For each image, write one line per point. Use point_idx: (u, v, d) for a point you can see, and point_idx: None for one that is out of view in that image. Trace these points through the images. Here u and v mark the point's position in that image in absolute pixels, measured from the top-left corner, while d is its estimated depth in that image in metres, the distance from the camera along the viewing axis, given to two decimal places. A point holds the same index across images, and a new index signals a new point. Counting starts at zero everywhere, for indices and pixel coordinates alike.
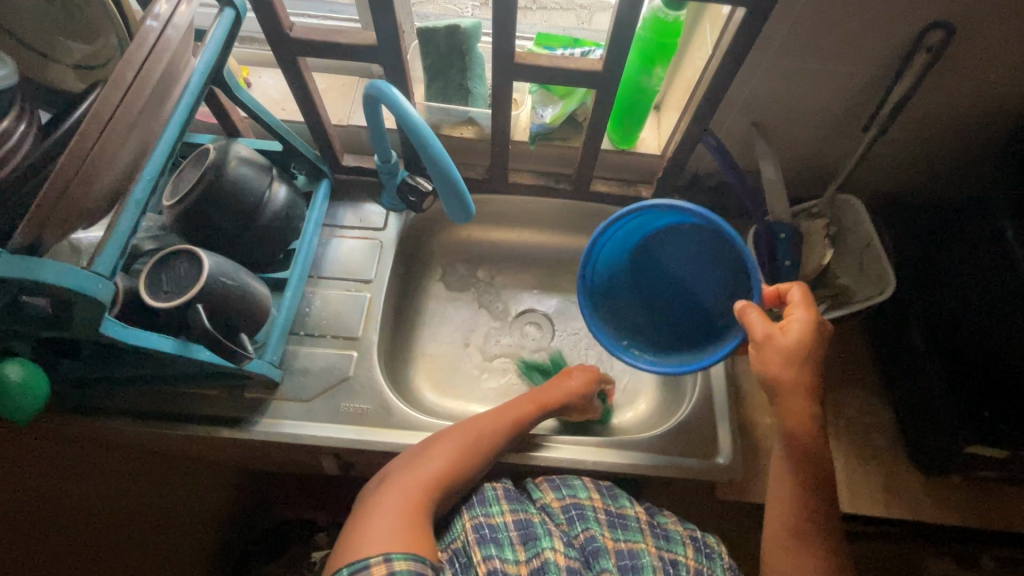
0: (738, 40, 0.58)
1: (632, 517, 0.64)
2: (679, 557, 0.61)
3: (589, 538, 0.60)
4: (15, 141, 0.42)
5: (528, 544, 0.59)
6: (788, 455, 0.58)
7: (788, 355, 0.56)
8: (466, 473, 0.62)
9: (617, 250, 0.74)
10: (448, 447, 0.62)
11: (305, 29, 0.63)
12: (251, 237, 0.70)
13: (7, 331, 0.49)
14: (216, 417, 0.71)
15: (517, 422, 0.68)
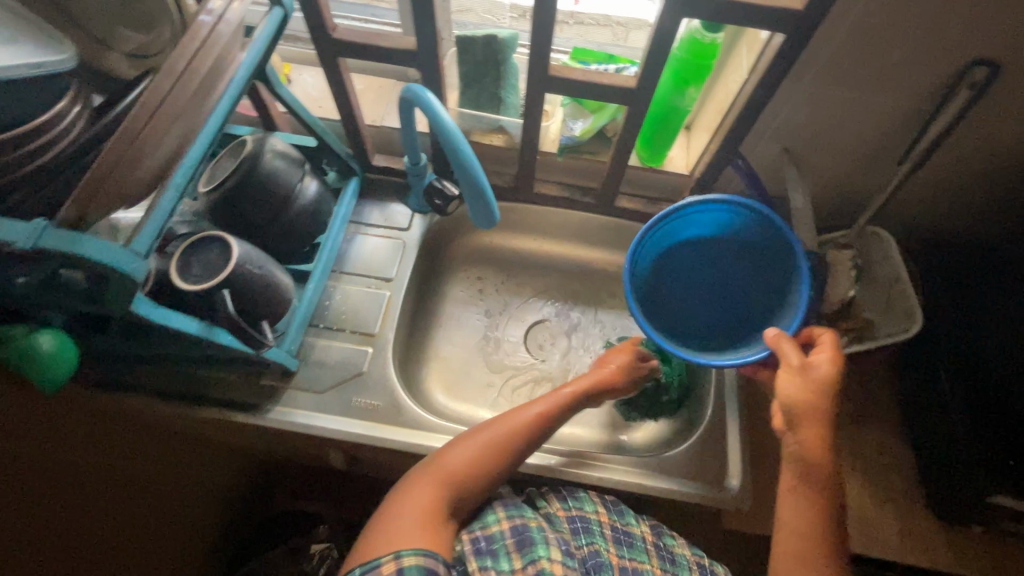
0: (775, 64, 0.58)
1: (638, 535, 0.65)
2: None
3: (593, 552, 0.60)
4: (68, 123, 0.44)
5: (524, 551, 0.56)
6: (798, 485, 0.55)
7: (818, 384, 0.55)
8: (492, 469, 0.60)
9: (682, 223, 0.75)
10: (477, 437, 0.61)
11: (347, 30, 0.65)
12: (280, 228, 0.72)
13: (43, 302, 0.50)
14: (232, 401, 0.73)
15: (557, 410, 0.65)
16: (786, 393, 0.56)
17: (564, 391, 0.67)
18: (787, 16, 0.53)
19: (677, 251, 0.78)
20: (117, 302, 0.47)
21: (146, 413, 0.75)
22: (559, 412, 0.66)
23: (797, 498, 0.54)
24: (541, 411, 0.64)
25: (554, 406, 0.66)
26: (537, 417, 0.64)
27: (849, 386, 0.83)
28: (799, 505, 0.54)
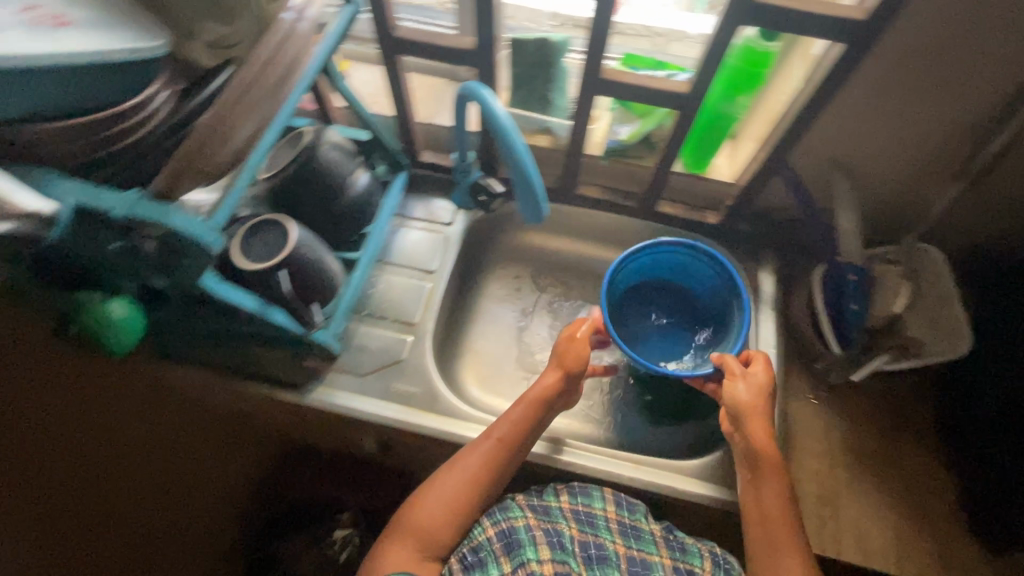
0: (831, 74, 0.59)
1: (646, 529, 0.67)
2: (695, 568, 0.63)
3: (598, 544, 0.63)
4: (160, 105, 0.48)
5: (512, 554, 0.61)
6: (753, 477, 0.62)
7: (756, 387, 0.64)
8: (463, 506, 0.62)
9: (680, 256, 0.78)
10: (439, 489, 0.63)
11: (409, 29, 0.68)
12: (332, 215, 0.75)
13: (118, 271, 0.54)
14: (278, 378, 0.76)
15: (513, 444, 0.66)
16: (737, 396, 0.64)
17: (518, 408, 0.67)
18: (849, 25, 0.53)
19: (656, 284, 0.82)
20: (189, 276, 0.50)
21: (195, 379, 0.80)
22: (514, 435, 0.66)
23: (756, 507, 0.61)
24: (492, 439, 0.65)
25: (510, 430, 0.66)
26: (489, 444, 0.65)
27: (889, 405, 0.82)
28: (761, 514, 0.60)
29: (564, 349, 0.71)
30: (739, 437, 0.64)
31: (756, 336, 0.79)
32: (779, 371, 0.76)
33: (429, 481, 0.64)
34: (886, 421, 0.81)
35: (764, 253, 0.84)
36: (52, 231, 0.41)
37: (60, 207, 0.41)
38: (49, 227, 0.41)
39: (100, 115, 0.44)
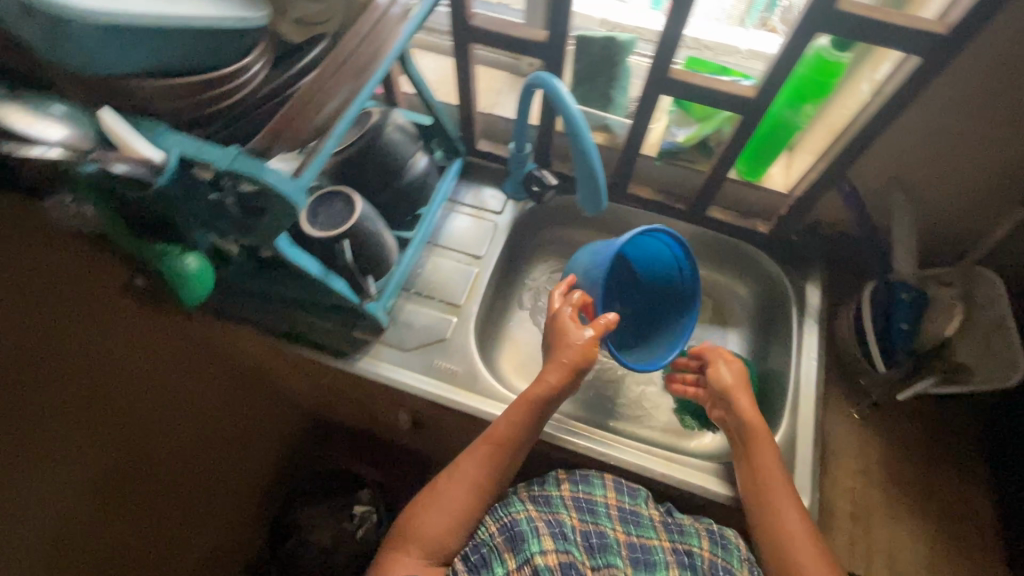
0: (904, 87, 0.58)
1: (646, 515, 0.69)
2: (694, 548, 0.66)
3: (598, 532, 0.66)
4: (258, 72, 0.51)
5: (516, 549, 0.62)
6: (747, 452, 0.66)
7: (731, 367, 0.72)
8: (464, 513, 0.64)
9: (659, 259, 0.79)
10: (441, 503, 0.64)
11: (484, 19, 0.70)
12: (391, 193, 0.78)
13: (197, 225, 0.57)
14: (324, 344, 0.79)
15: (507, 453, 0.66)
16: (721, 377, 0.71)
17: (516, 410, 0.67)
18: (927, 38, 0.53)
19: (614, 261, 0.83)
20: (266, 234, 0.53)
21: (242, 340, 0.83)
22: (510, 438, 0.66)
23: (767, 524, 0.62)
24: (487, 442, 0.66)
25: (505, 432, 0.66)
26: (484, 448, 0.66)
27: (931, 431, 0.81)
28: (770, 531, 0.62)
29: (569, 348, 0.67)
30: (728, 418, 0.70)
31: (800, 347, 0.78)
32: (821, 384, 0.76)
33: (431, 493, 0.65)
34: (927, 446, 0.80)
35: (814, 266, 0.84)
36: (160, 176, 0.44)
37: (168, 156, 0.45)
38: (158, 174, 0.44)
39: (199, 77, 0.47)
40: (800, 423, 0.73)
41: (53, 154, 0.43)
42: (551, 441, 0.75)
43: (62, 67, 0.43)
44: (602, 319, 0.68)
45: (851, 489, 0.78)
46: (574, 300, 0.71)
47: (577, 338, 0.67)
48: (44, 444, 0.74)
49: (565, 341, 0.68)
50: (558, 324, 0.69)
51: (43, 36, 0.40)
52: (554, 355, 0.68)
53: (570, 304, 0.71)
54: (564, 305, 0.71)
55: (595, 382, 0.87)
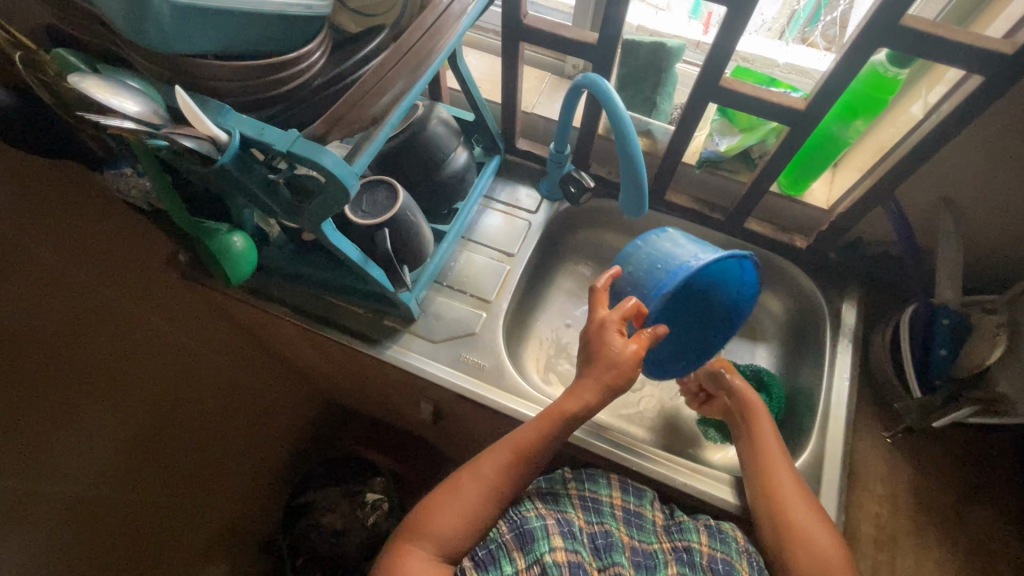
0: (963, 107, 0.57)
1: (649, 517, 0.70)
2: (693, 543, 0.67)
3: (604, 531, 0.67)
4: (319, 60, 0.53)
5: (525, 549, 0.64)
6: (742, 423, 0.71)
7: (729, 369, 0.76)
8: (478, 516, 0.63)
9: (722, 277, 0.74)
10: (457, 504, 0.63)
11: (536, 18, 0.71)
12: (431, 186, 0.79)
13: (245, 203, 0.58)
14: (355, 330, 0.80)
15: (529, 461, 0.65)
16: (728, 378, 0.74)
17: (546, 421, 0.65)
18: (992, 58, 0.52)
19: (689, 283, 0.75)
20: (315, 218, 0.54)
21: (274, 321, 0.85)
22: (535, 449, 0.65)
23: (784, 544, 0.62)
24: (512, 449, 0.65)
25: (532, 442, 0.65)
26: (509, 455, 0.65)
27: (965, 462, 0.78)
28: (788, 549, 0.62)
29: (613, 364, 0.63)
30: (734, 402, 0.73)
31: (833, 366, 0.77)
32: (853, 405, 0.75)
33: (447, 490, 0.65)
34: (959, 477, 0.78)
35: (851, 285, 0.83)
36: (224, 155, 0.46)
37: (231, 136, 0.47)
38: (221, 152, 0.46)
39: (264, 61, 0.48)
40: (828, 442, 0.72)
41: (131, 126, 0.42)
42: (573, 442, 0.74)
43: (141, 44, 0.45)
44: (648, 333, 0.64)
45: (877, 515, 0.77)
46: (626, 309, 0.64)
47: (621, 354, 0.63)
48: (72, 420, 0.75)
49: (608, 354, 0.63)
50: (601, 335, 0.64)
51: (124, 15, 0.42)
52: (594, 367, 0.64)
53: (619, 313, 0.64)
54: (612, 313, 0.65)
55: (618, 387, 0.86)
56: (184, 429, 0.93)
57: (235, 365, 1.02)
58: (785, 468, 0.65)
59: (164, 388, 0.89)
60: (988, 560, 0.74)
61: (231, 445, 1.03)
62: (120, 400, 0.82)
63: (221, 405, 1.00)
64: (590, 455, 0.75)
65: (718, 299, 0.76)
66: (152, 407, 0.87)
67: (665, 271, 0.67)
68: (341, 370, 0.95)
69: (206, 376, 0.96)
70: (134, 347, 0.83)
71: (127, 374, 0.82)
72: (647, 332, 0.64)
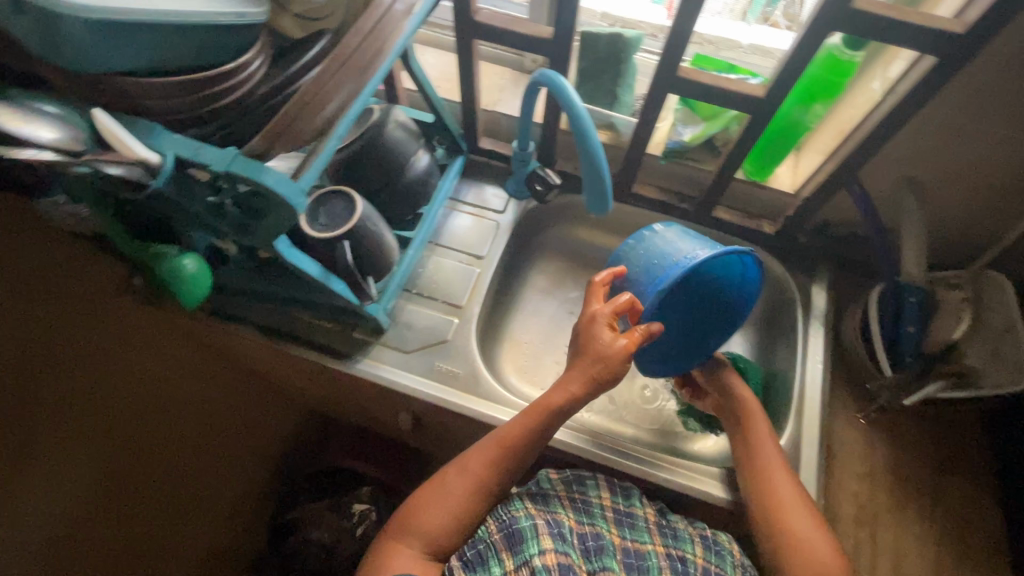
0: (919, 88, 0.57)
1: (641, 516, 0.69)
2: (687, 554, 0.66)
3: (595, 534, 0.66)
4: (256, 70, 0.49)
5: (514, 550, 0.62)
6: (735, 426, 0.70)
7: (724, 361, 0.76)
8: (465, 511, 0.62)
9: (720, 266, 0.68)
10: (445, 502, 0.62)
11: (488, 14, 0.69)
12: (394, 193, 0.76)
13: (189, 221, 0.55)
14: (324, 346, 0.78)
15: (516, 457, 0.64)
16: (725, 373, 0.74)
17: (531, 417, 0.64)
18: (944, 38, 0.52)
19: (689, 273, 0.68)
20: (266, 236, 0.52)
21: (239, 340, 0.82)
22: (520, 444, 0.63)
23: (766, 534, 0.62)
24: (496, 444, 0.64)
25: (517, 438, 0.64)
26: (494, 451, 0.64)
27: (936, 434, 0.80)
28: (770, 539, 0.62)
29: (603, 361, 0.61)
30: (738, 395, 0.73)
31: (806, 350, 0.78)
32: (828, 388, 0.75)
33: (434, 486, 0.64)
34: (932, 450, 0.79)
35: (820, 267, 0.83)
36: (158, 178, 0.43)
37: (164, 157, 0.44)
38: (155, 176, 0.44)
39: (208, 73, 0.46)
40: (805, 427, 0.72)
41: (48, 157, 0.40)
42: (557, 445, 0.73)
43: (59, 65, 0.42)
44: (642, 331, 0.60)
45: (857, 494, 0.78)
46: (619, 304, 0.62)
47: (611, 349, 0.61)
48: (30, 456, 0.71)
49: (597, 352, 0.61)
50: (589, 331, 0.62)
51: (37, 33, 0.39)
52: (581, 360, 0.62)
53: (613, 307, 0.62)
54: (605, 307, 0.62)
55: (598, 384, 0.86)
56: (163, 451, 0.89)
57: (225, 394, 1.00)
58: (785, 476, 0.64)
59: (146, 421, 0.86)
60: (965, 528, 0.76)
61: (218, 467, 0.98)
62: (89, 431, 0.78)
63: (203, 425, 0.95)
64: (572, 457, 0.75)
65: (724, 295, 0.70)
66: (132, 441, 0.84)
67: (663, 267, 0.63)
68: (313, 383, 0.93)
69: (195, 407, 0.93)
70: (110, 380, 0.81)
71: (94, 411, 0.79)
72: (639, 330, 0.61)
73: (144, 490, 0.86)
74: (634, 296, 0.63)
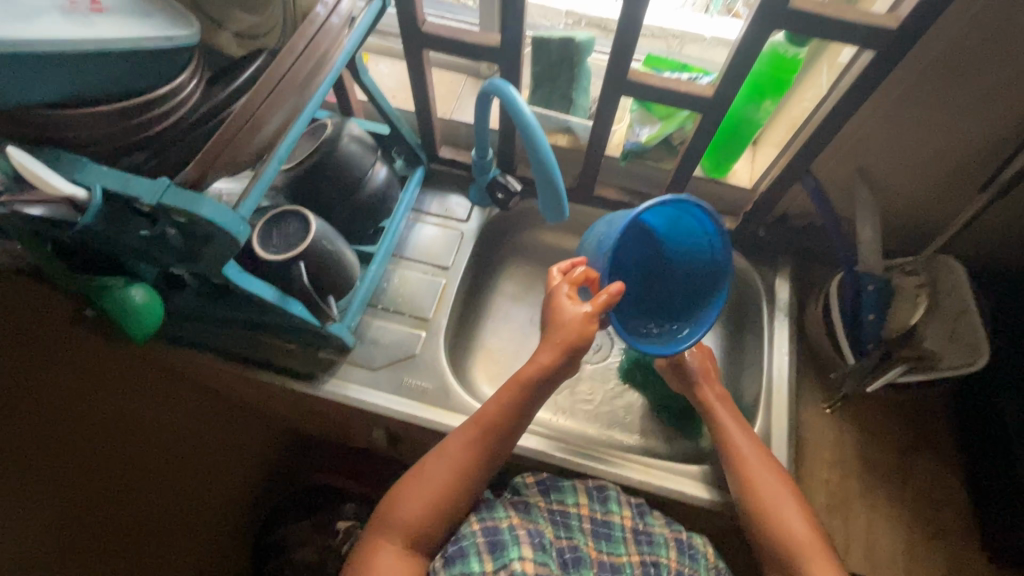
0: (860, 83, 0.58)
1: (617, 524, 0.67)
2: (662, 558, 0.65)
3: (572, 546, 0.64)
4: (188, 94, 0.47)
5: (495, 555, 0.60)
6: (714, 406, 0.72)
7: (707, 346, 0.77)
8: (447, 499, 0.61)
9: (687, 227, 0.71)
10: (427, 491, 0.61)
11: (436, 24, 0.68)
12: (351, 209, 0.74)
13: (125, 251, 0.52)
14: (289, 368, 0.76)
15: (496, 436, 0.64)
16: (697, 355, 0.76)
17: (507, 391, 0.65)
18: (881, 33, 0.53)
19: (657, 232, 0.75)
20: (209, 266, 0.50)
21: (200, 367, 0.80)
22: (499, 421, 0.64)
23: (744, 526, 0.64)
24: (474, 423, 0.64)
25: (494, 415, 0.64)
26: (472, 431, 0.64)
27: (899, 415, 0.82)
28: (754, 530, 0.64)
29: (564, 326, 0.64)
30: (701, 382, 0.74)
31: (772, 342, 0.79)
32: (794, 379, 0.76)
33: (415, 474, 0.63)
34: (898, 432, 0.81)
35: (782, 260, 0.84)
36: (84, 215, 0.42)
37: (92, 192, 0.43)
38: (81, 212, 0.43)
39: (134, 101, 0.44)
40: (774, 420, 0.73)
41: None
42: (523, 452, 0.74)
43: None
44: (602, 295, 0.61)
45: (828, 481, 0.79)
46: (575, 276, 0.66)
47: (571, 314, 0.64)
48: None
49: (559, 319, 0.64)
50: (553, 301, 0.66)
51: None
52: (549, 334, 0.65)
53: (568, 280, 0.67)
54: (563, 281, 0.67)
55: (564, 385, 0.85)
56: (138, 476, 0.80)
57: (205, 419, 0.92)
58: (769, 469, 0.66)
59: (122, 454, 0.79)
60: (933, 507, 0.78)
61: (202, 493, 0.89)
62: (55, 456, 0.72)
63: (183, 449, 0.87)
64: (547, 464, 0.74)
65: (697, 256, 0.72)
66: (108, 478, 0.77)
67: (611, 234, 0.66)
68: (284, 403, 0.89)
69: (173, 437, 0.86)
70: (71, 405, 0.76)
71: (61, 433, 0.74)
72: (603, 294, 0.61)
73: (124, 530, 0.77)
74: (589, 267, 0.67)
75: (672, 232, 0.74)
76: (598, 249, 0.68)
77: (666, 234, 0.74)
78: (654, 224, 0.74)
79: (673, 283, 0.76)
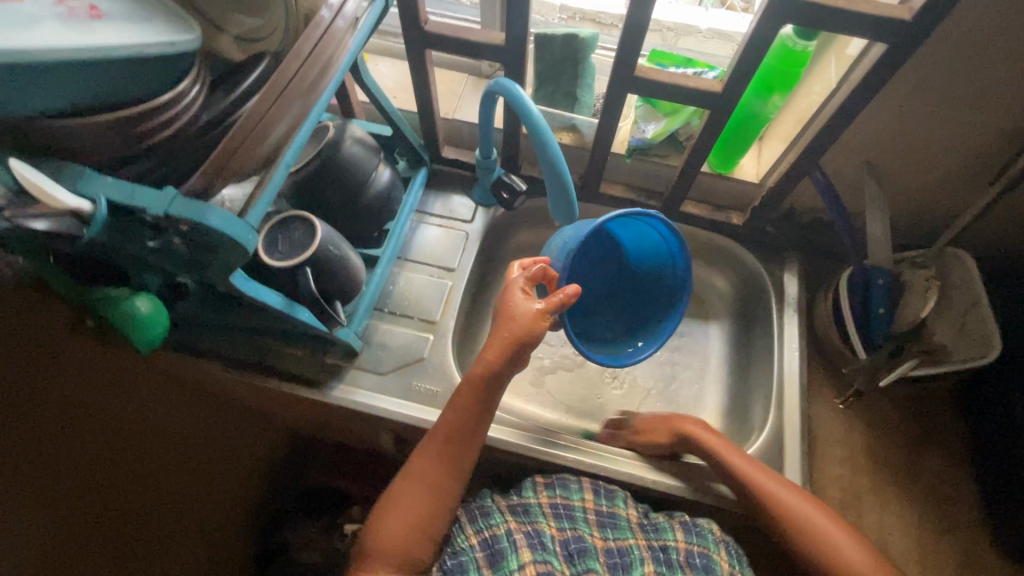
0: (870, 76, 0.58)
1: (623, 516, 0.67)
2: (669, 541, 0.64)
3: (576, 537, 0.63)
4: (190, 101, 0.46)
5: (496, 566, 0.60)
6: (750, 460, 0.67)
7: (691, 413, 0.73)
8: (424, 520, 0.60)
9: (653, 247, 0.74)
10: (401, 515, 0.60)
11: (438, 23, 0.67)
12: (356, 212, 0.73)
13: (130, 261, 0.51)
14: (296, 374, 0.75)
15: (463, 445, 0.63)
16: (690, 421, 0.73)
17: (459, 399, 0.63)
18: (893, 26, 0.52)
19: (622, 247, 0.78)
20: (217, 274, 0.49)
21: (205, 374, 0.79)
22: (458, 430, 0.63)
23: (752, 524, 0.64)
24: (432, 437, 0.63)
25: (452, 425, 0.63)
26: (434, 445, 0.63)
27: (909, 408, 0.82)
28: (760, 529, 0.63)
29: (514, 321, 0.61)
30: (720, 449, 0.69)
31: (781, 339, 0.78)
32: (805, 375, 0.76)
33: (386, 503, 0.61)
34: (907, 426, 0.81)
35: (789, 255, 0.84)
36: (90, 228, 0.42)
37: (96, 204, 0.42)
38: (87, 224, 0.42)
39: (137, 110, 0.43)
40: (786, 416, 0.73)
41: None
42: (532, 454, 0.72)
43: None
44: (559, 295, 0.60)
45: (840, 476, 0.79)
46: (533, 272, 0.64)
47: (521, 309, 0.61)
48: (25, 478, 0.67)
49: (509, 312, 0.61)
50: (506, 293, 0.63)
51: None
52: (497, 326, 0.62)
53: (527, 275, 0.64)
54: (520, 274, 0.64)
55: (573, 385, 0.85)
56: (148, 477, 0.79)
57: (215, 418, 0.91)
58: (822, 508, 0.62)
59: (121, 468, 0.77)
60: (944, 500, 0.78)
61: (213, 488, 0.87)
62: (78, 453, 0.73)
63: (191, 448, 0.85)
64: (558, 466, 0.74)
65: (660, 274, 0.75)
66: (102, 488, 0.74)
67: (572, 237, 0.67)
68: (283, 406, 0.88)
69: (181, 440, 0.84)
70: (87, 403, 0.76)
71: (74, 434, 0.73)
72: (559, 295, 0.60)
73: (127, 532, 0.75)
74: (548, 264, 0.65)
75: (636, 249, 0.77)
76: (560, 251, 0.69)
77: (633, 249, 0.77)
78: (624, 240, 0.77)
79: (635, 298, 0.79)
